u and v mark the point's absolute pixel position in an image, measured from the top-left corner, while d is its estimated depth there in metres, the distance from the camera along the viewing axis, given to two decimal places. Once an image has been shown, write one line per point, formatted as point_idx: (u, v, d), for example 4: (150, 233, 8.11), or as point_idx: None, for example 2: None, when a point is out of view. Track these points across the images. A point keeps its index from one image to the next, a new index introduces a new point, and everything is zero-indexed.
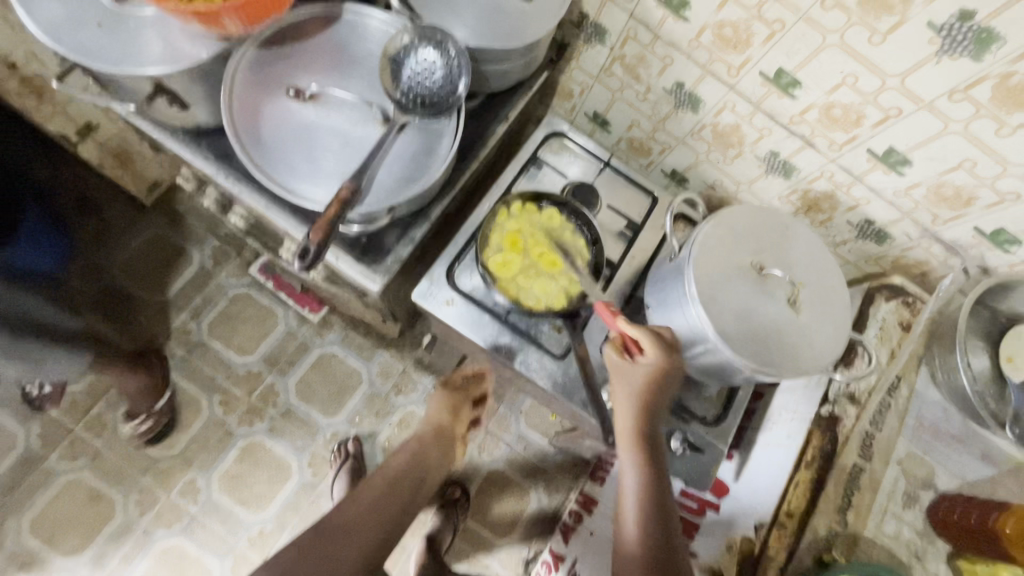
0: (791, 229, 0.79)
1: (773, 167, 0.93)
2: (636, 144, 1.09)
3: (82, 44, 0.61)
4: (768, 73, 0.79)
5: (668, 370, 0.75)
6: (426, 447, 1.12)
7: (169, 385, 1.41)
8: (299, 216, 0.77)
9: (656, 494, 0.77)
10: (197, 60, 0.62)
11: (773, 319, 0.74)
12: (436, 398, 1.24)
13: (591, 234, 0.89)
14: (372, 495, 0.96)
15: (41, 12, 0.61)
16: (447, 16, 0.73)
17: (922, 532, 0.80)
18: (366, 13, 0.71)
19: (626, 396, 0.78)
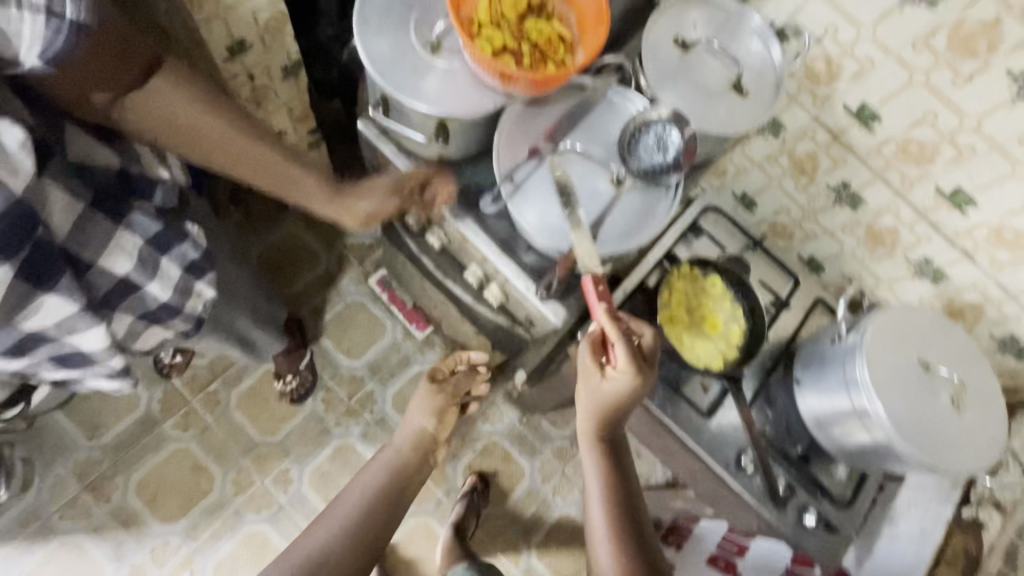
0: (953, 333, 0.84)
1: (922, 271, 1.00)
2: (779, 228, 1.17)
3: (389, 75, 0.73)
4: (945, 188, 0.87)
5: (638, 383, 0.77)
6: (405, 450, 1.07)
7: (309, 348, 1.53)
8: (503, 246, 0.87)
9: (621, 498, 0.84)
10: (484, 108, 0.73)
11: (938, 414, 0.79)
12: (420, 395, 1.19)
13: (750, 305, 0.95)
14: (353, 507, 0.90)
15: (370, 37, 0.73)
16: (675, 97, 0.82)
17: None
18: (615, 88, 0.81)
19: (588, 410, 0.85)
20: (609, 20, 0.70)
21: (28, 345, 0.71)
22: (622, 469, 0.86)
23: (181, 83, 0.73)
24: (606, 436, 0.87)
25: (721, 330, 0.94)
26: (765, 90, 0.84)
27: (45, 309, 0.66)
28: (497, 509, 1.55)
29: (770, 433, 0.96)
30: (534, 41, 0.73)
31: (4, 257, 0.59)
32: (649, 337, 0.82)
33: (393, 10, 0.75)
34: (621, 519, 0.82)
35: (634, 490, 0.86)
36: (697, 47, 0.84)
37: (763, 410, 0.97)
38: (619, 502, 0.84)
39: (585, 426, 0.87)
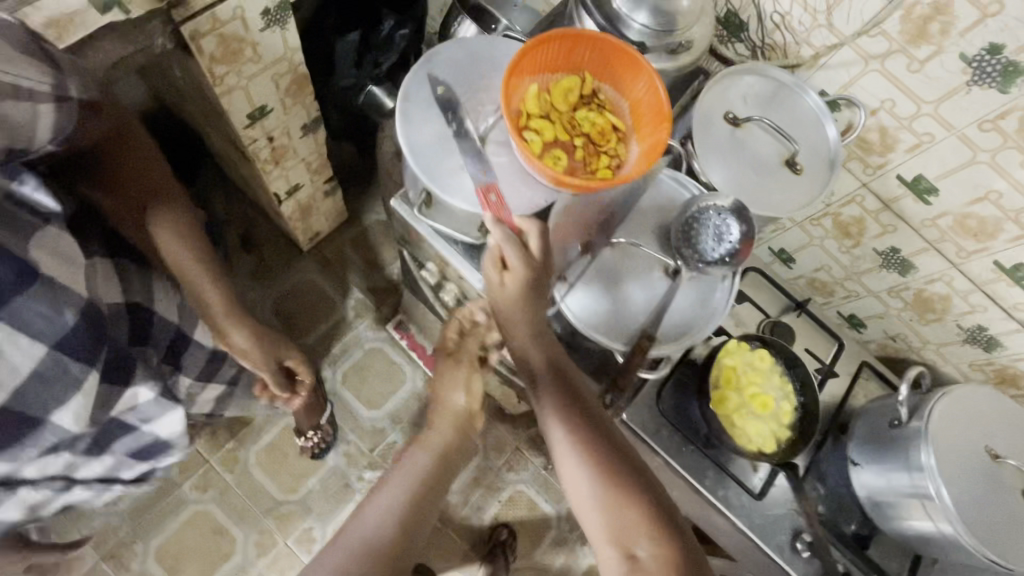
0: (1015, 415, 0.81)
1: (974, 338, 0.96)
2: (818, 284, 1.13)
3: (435, 172, 0.69)
4: (1005, 264, 0.84)
5: (535, 282, 0.68)
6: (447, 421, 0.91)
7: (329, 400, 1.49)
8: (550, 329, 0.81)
9: (579, 412, 0.71)
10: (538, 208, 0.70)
11: (1008, 507, 0.76)
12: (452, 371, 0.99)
13: (799, 379, 0.92)
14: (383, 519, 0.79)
15: (416, 131, 0.70)
16: (727, 175, 0.79)
17: None
18: (664, 175, 0.78)
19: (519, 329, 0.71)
20: (672, 118, 0.65)
21: (112, 442, 0.93)
22: (576, 396, 0.72)
23: (179, 227, 0.87)
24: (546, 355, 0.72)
25: (774, 409, 0.90)
26: (818, 168, 0.81)
27: (150, 406, 0.92)
28: (524, 561, 1.52)
29: (823, 512, 0.93)
30: (586, 137, 0.69)
31: (90, 361, 0.76)
32: (540, 228, 0.68)
33: (438, 100, 0.71)
34: (590, 451, 0.69)
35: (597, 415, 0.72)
36: (748, 123, 0.81)
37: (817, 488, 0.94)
38: (585, 435, 0.70)
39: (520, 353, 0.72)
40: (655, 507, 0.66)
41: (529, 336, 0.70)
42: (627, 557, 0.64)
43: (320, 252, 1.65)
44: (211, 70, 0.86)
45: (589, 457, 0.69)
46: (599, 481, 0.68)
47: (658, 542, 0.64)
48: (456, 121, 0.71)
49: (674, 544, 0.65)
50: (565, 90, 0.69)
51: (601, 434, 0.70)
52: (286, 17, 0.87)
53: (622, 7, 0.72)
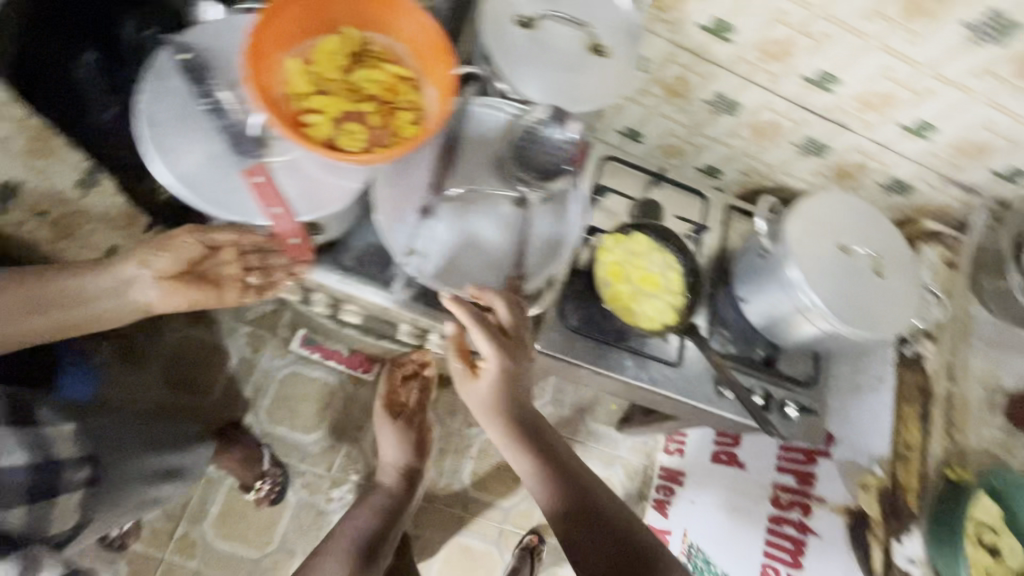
0: (854, 206, 0.90)
1: (809, 149, 1.04)
2: (670, 149, 1.16)
3: (223, 201, 0.62)
4: (810, 75, 0.89)
5: (500, 364, 0.67)
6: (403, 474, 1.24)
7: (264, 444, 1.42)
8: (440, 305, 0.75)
9: (553, 464, 0.72)
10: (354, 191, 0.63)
11: (867, 291, 0.86)
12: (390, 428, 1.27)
13: (677, 246, 0.97)
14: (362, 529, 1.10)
15: (179, 162, 0.61)
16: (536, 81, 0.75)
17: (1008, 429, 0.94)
18: (487, 105, 0.73)
19: (490, 408, 0.71)
20: (451, 52, 0.60)
21: None
22: (567, 467, 0.72)
23: None
24: (522, 425, 0.72)
25: (663, 282, 0.94)
26: (621, 44, 0.79)
27: None
28: (515, 499, 1.58)
29: (733, 351, 1.01)
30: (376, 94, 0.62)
31: None
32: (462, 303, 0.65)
33: (192, 117, 0.63)
34: (581, 515, 0.68)
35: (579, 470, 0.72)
36: (540, 23, 0.76)
37: (721, 333, 1.02)
38: (573, 494, 0.69)
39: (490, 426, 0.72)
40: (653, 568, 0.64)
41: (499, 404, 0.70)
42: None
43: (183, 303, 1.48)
44: None
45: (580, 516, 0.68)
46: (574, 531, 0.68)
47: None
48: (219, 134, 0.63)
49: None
50: (331, 53, 0.61)
51: (576, 487, 0.70)
52: None
53: None
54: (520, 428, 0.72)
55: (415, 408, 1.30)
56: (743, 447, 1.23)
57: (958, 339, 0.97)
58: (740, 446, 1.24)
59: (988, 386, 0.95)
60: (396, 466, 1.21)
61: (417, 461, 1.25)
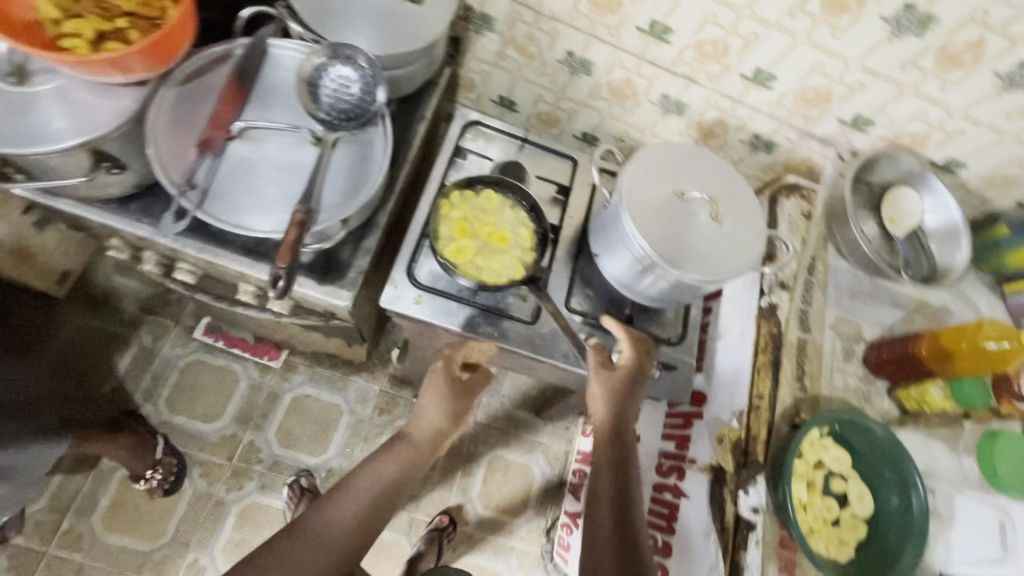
0: (694, 154, 0.89)
1: (668, 108, 1.04)
2: (544, 117, 1.17)
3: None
4: (644, 26, 0.89)
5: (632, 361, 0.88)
6: (432, 437, 0.95)
7: (158, 432, 1.37)
8: (253, 254, 0.73)
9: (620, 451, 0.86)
10: (128, 111, 0.62)
11: (704, 235, 0.84)
12: (439, 393, 0.95)
13: (529, 204, 0.96)
14: (375, 494, 0.87)
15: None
16: (339, 24, 0.75)
17: (865, 377, 0.94)
18: (283, 48, 0.73)
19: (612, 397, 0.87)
20: None
21: None
22: (623, 465, 0.85)
23: None
24: (623, 424, 0.87)
25: (512, 238, 0.93)
26: None
27: None
28: (429, 487, 1.54)
29: (596, 312, 0.99)
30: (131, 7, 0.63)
31: None
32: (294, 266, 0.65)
33: None
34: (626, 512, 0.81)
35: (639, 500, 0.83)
36: None
37: (584, 291, 1.00)
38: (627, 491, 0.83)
39: (604, 414, 0.87)
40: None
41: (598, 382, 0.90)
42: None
43: (82, 293, 1.46)
44: None
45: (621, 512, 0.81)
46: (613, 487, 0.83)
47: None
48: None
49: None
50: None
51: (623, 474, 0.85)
52: None
53: None
54: (624, 424, 0.87)
55: (466, 390, 0.96)
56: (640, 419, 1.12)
57: (815, 289, 0.96)
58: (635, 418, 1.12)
59: (843, 335, 0.95)
60: (429, 421, 0.95)
61: (450, 425, 0.97)
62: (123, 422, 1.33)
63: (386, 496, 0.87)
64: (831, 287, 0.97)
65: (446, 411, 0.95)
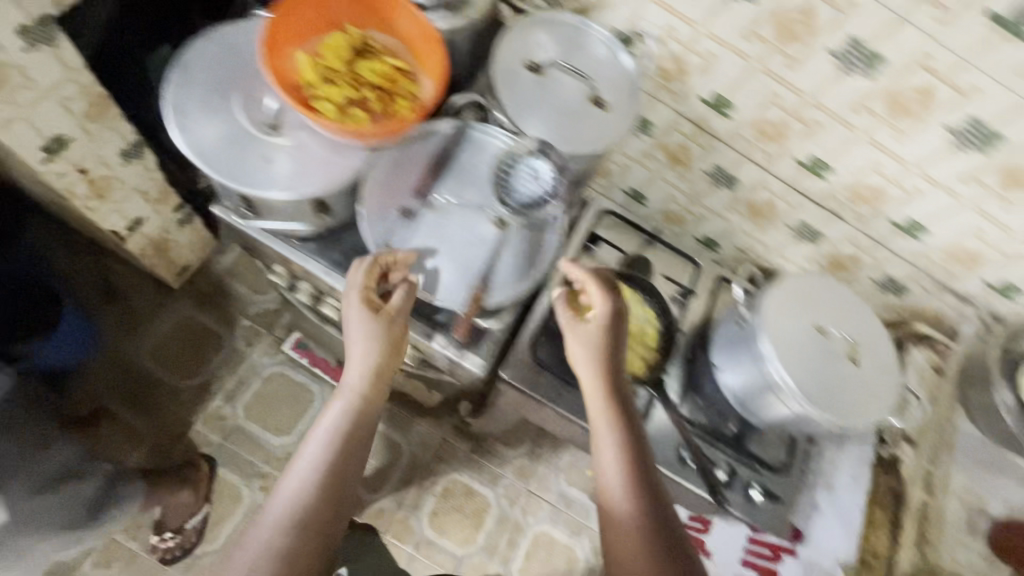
0: (839, 290, 0.90)
1: (803, 234, 1.06)
2: (671, 215, 1.20)
3: (232, 170, 0.66)
4: (804, 160, 0.92)
5: (615, 307, 0.81)
6: (367, 378, 0.73)
7: (208, 500, 1.37)
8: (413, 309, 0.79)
9: (634, 437, 0.78)
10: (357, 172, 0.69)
11: (837, 372, 0.84)
12: (359, 321, 0.71)
13: (660, 304, 0.98)
14: (327, 470, 0.70)
15: (195, 132, 0.66)
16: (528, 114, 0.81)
17: (992, 559, 0.95)
18: (490, 134, 0.79)
19: (591, 354, 0.80)
20: (439, 37, 0.68)
21: None
22: (635, 431, 0.79)
23: None
24: (614, 386, 0.80)
25: (638, 334, 0.96)
26: (621, 101, 0.84)
27: None
28: (471, 548, 1.51)
29: (702, 420, 0.99)
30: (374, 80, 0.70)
31: None
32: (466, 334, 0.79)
33: (210, 90, 0.69)
34: (644, 499, 0.74)
35: (659, 488, 0.76)
36: (548, 70, 0.83)
37: (693, 399, 1.01)
38: (639, 475, 0.76)
39: (590, 379, 0.80)
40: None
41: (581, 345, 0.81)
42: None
43: (193, 287, 1.54)
44: None
45: (641, 503, 0.74)
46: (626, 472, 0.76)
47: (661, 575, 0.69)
48: (239, 116, 0.68)
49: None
50: (336, 46, 0.69)
51: (642, 452, 0.78)
52: (52, 34, 0.81)
53: None
54: (612, 382, 0.80)
55: (395, 315, 0.72)
56: (712, 535, 1.08)
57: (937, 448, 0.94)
58: (709, 533, 1.08)
59: (969, 507, 0.97)
60: (359, 361, 0.72)
61: (390, 360, 0.74)
62: (186, 473, 1.33)
63: (337, 472, 0.70)
64: (959, 452, 1.00)
65: (382, 342, 0.72)
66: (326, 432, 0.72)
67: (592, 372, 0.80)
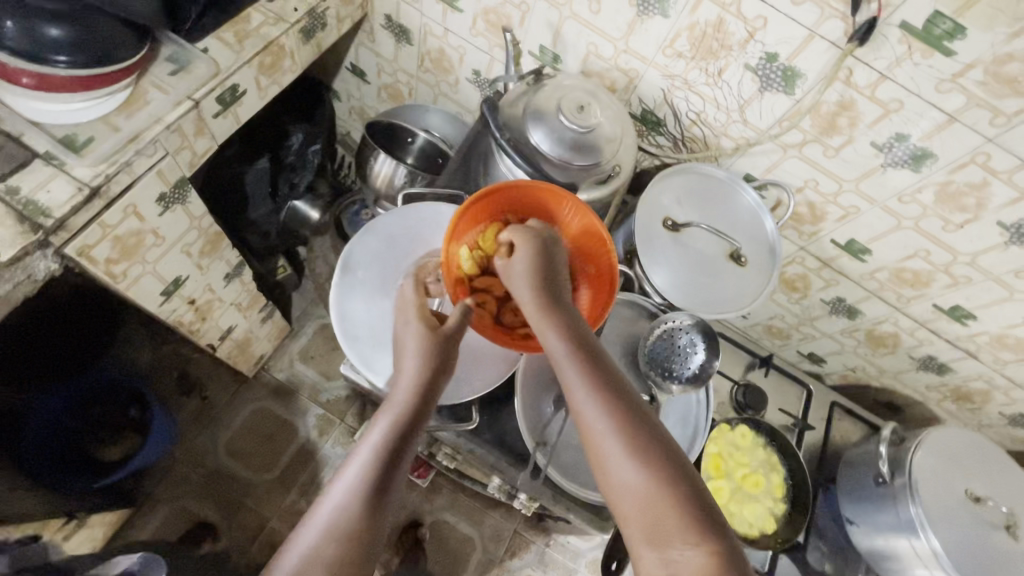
0: (986, 449, 0.86)
1: (928, 366, 1.00)
2: (774, 330, 1.15)
3: (373, 361, 0.69)
4: (943, 305, 0.88)
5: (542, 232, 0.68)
6: (417, 394, 0.59)
7: None
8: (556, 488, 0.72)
9: (615, 383, 0.56)
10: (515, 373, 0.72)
11: (997, 548, 0.79)
12: (415, 338, 0.62)
13: (783, 447, 0.93)
14: (358, 507, 0.53)
15: (353, 321, 0.70)
16: (665, 271, 0.78)
17: None
18: (639, 304, 0.83)
19: (529, 272, 0.64)
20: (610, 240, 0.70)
21: None
22: (618, 376, 0.57)
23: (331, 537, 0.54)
24: (559, 301, 0.62)
25: (764, 484, 0.91)
26: (759, 257, 0.82)
27: None
28: None
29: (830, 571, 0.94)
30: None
31: None
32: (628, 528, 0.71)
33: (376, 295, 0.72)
34: (648, 452, 0.52)
35: (657, 426, 0.54)
36: (688, 225, 0.80)
37: (822, 547, 0.95)
38: (629, 416, 0.54)
39: (533, 300, 0.63)
40: (729, 546, 0.48)
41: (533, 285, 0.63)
42: (661, 559, 0.48)
43: (268, 375, 1.50)
44: (111, 272, 0.75)
45: (635, 447, 0.52)
46: (618, 429, 0.53)
47: (699, 544, 0.48)
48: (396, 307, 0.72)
49: (724, 551, 0.48)
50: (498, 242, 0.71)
51: (632, 402, 0.55)
52: (185, 193, 0.80)
53: (541, 144, 0.72)
54: (555, 299, 0.63)
55: (452, 333, 0.63)
56: None
57: None
58: None
59: None
60: (412, 376, 0.60)
61: (443, 369, 0.62)
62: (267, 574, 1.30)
63: (371, 509, 0.54)
64: None
65: (433, 352, 0.61)
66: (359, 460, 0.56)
67: (548, 315, 0.61)
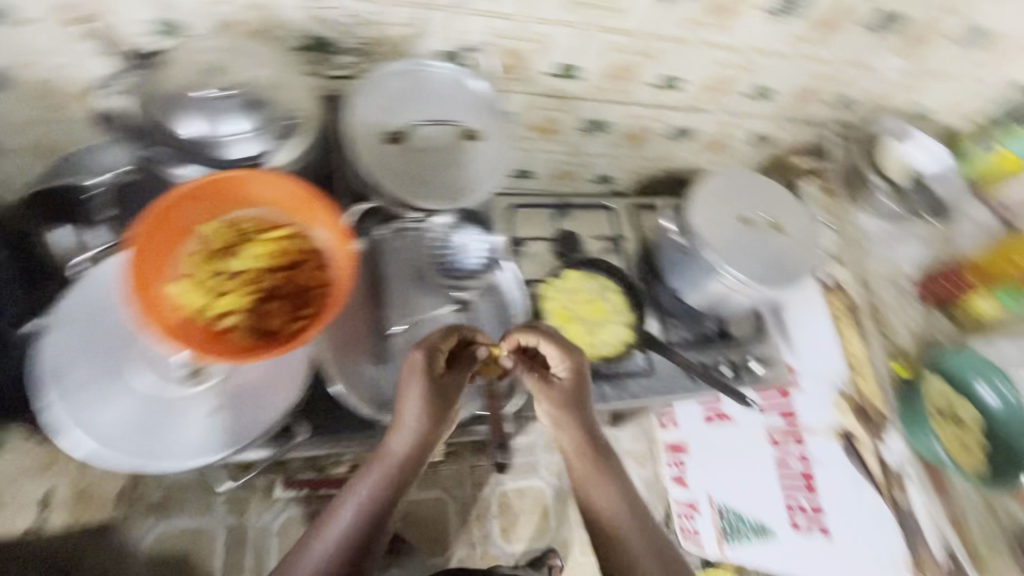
0: (735, 178, 1.01)
1: (680, 136, 1.12)
2: (563, 174, 1.21)
3: (148, 450, 0.72)
4: (656, 83, 0.97)
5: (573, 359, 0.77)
6: (411, 456, 0.71)
7: None
8: None
9: (617, 473, 0.75)
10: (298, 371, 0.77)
11: (773, 247, 0.96)
12: (413, 406, 0.72)
13: (606, 268, 1.04)
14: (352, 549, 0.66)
15: (103, 431, 0.72)
16: (414, 185, 0.77)
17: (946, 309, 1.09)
18: (406, 231, 0.85)
19: (552, 392, 0.77)
20: (313, 188, 0.65)
21: None
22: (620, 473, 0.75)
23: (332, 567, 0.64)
24: (575, 405, 0.76)
25: (606, 305, 1.00)
26: (489, 123, 0.82)
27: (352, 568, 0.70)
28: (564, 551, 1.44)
29: (691, 335, 1.07)
30: (275, 267, 0.67)
31: None
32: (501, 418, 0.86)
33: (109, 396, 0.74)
34: (641, 534, 0.71)
35: (645, 512, 0.73)
36: (408, 130, 0.79)
37: (675, 323, 1.07)
38: (631, 503, 0.73)
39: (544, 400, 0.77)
40: None
41: (558, 397, 0.76)
42: None
43: None
44: None
45: (630, 521, 0.72)
46: (619, 506, 0.73)
47: None
48: (134, 392, 0.75)
49: None
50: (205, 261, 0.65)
51: (625, 489, 0.74)
52: None
53: (197, 129, 0.65)
54: (579, 406, 0.76)
55: (449, 383, 0.75)
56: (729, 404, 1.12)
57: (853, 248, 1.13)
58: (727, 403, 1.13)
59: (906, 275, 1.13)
60: (408, 447, 0.71)
61: (437, 428, 0.73)
62: None
63: (362, 553, 0.66)
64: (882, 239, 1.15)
65: (431, 412, 0.72)
66: (357, 504, 0.68)
67: (572, 412, 0.77)
